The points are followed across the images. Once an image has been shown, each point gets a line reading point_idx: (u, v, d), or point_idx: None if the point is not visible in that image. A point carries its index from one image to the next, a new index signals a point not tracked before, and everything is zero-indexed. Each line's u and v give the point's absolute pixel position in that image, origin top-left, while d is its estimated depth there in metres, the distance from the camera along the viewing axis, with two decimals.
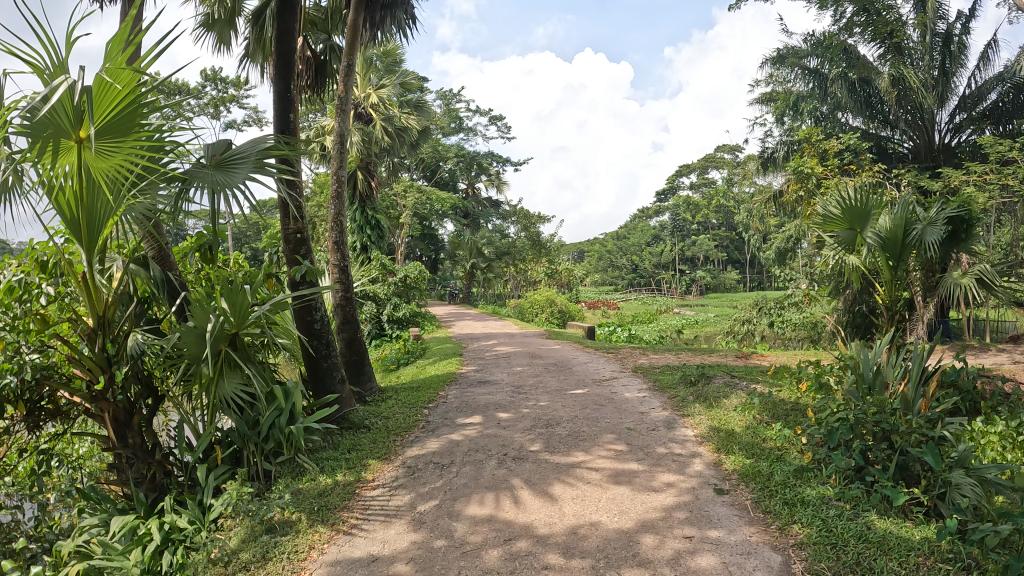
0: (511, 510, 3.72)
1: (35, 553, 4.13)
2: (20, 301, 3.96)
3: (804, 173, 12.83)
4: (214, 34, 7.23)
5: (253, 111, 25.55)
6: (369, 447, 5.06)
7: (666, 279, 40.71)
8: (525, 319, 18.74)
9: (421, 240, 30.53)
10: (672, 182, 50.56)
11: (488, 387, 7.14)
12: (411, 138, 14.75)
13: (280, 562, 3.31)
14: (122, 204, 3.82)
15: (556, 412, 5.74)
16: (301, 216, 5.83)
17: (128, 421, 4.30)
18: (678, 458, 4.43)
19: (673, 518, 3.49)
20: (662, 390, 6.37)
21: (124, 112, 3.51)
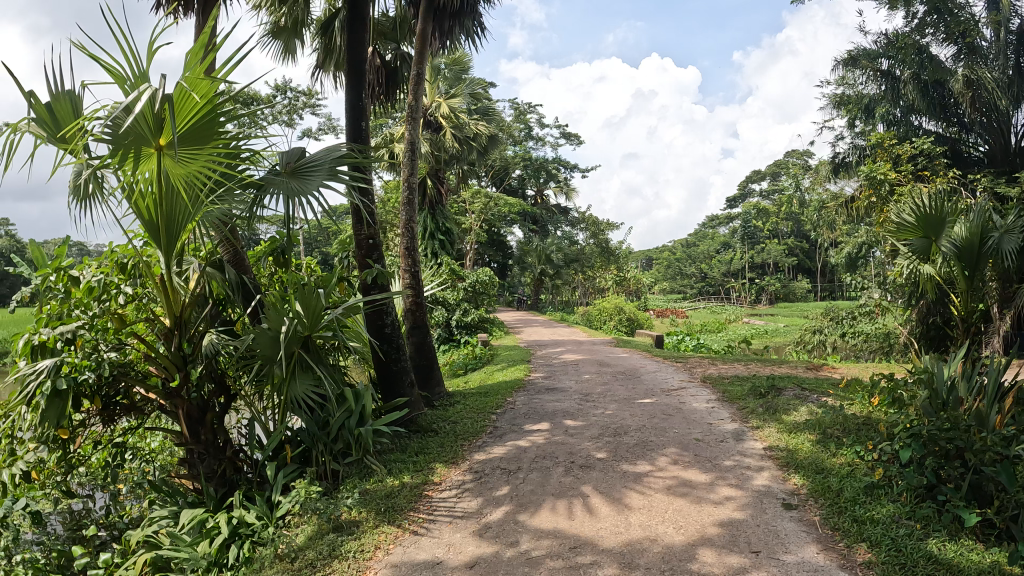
0: (576, 518, 3.70)
1: (103, 541, 4.33)
2: (99, 300, 4.24)
3: (877, 179, 12.39)
4: (288, 46, 7.47)
5: (327, 119, 26.22)
6: (436, 451, 5.11)
7: (735, 288, 39.95)
8: (592, 327, 18.66)
9: (489, 246, 30.81)
10: (742, 187, 49.56)
11: (555, 394, 7.13)
12: (479, 144, 14.90)
13: (346, 560, 3.37)
14: (198, 209, 3.97)
15: (624, 421, 5.69)
16: (373, 223, 5.96)
17: (202, 418, 4.44)
18: (747, 470, 4.33)
19: (741, 532, 3.41)
20: (731, 401, 6.24)
21: (202, 120, 3.65)
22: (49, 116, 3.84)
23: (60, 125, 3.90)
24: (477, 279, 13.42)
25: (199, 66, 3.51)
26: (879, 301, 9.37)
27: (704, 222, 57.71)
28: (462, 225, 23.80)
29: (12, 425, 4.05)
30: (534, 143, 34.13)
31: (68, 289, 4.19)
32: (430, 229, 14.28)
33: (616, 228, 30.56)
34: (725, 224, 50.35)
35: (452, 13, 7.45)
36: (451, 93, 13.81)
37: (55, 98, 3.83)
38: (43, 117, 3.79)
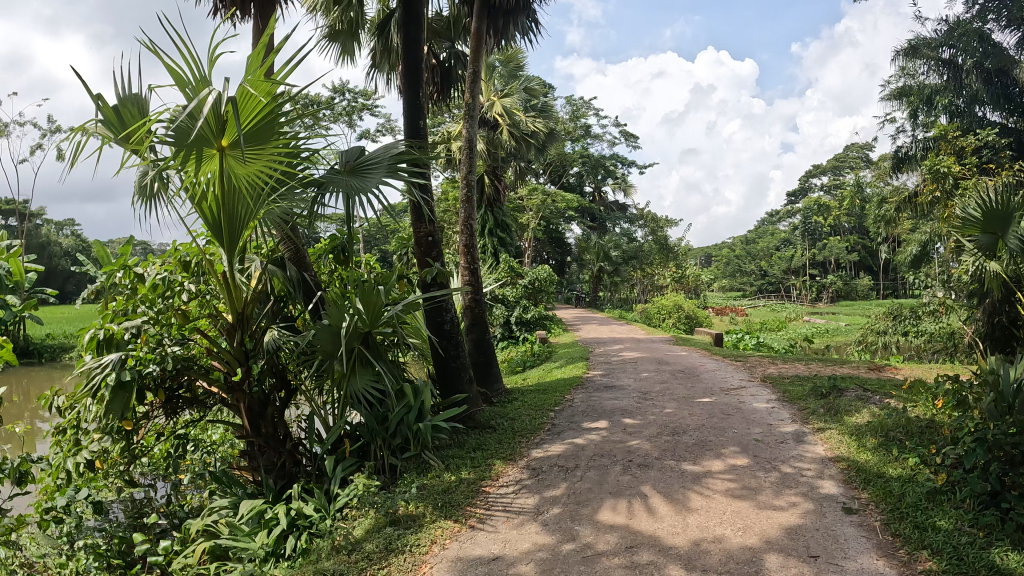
0: (633, 518, 3.67)
1: (164, 528, 4.48)
2: (164, 297, 4.43)
3: (940, 173, 11.93)
4: (344, 48, 7.59)
5: (387, 120, 26.61)
6: (494, 447, 5.13)
7: (797, 285, 39.06)
8: (651, 324, 18.48)
9: (547, 243, 30.78)
10: (802, 182, 48.39)
11: (613, 392, 7.09)
12: (537, 141, 14.89)
13: (404, 554, 3.41)
14: (260, 208, 4.07)
15: (683, 420, 5.62)
16: (432, 220, 6.03)
17: (262, 411, 4.53)
18: (807, 473, 4.23)
19: (801, 537, 3.34)
20: (792, 401, 6.11)
21: (265, 121, 3.74)
22: (116, 119, 4.01)
23: (127, 127, 4.06)
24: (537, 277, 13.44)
25: (260, 68, 3.60)
26: (944, 300, 9.02)
27: (764, 219, 56.51)
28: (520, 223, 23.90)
29: (78, 416, 4.23)
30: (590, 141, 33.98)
31: (134, 286, 4.34)
32: (490, 226, 14.32)
33: (674, 224, 30.21)
34: (785, 219, 49.22)
35: (506, 10, 7.47)
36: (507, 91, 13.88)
37: (122, 102, 3.98)
38: (111, 120, 3.94)
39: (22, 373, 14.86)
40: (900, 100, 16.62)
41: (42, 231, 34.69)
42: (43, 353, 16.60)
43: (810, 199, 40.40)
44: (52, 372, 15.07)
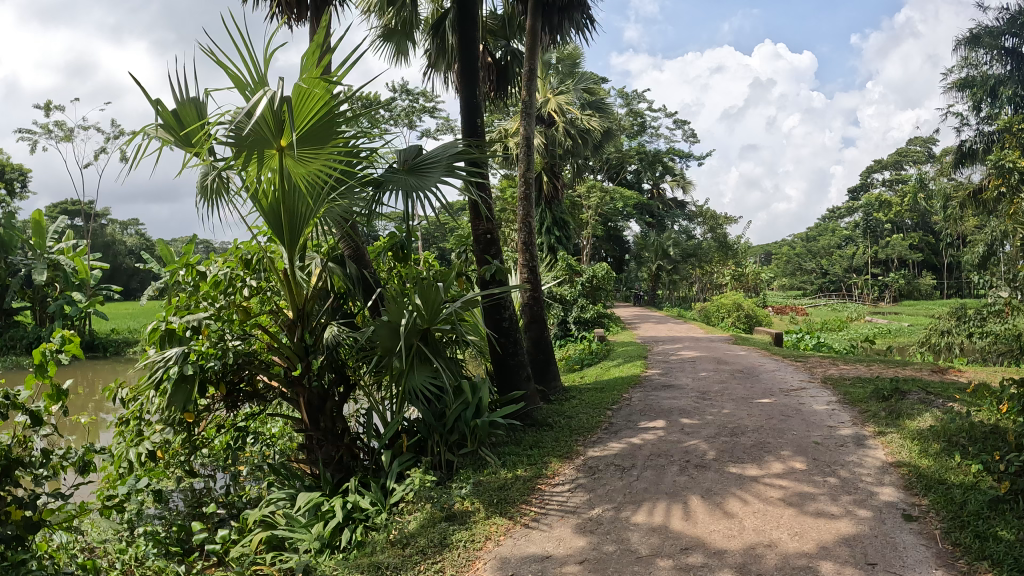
0: (687, 520, 3.63)
1: (222, 518, 4.59)
2: (225, 293, 4.61)
3: (1006, 168, 11.44)
4: (400, 48, 7.69)
5: (444, 120, 26.86)
6: (550, 445, 5.13)
7: (858, 284, 37.97)
8: (709, 323, 18.18)
9: (606, 240, 30.55)
10: (862, 177, 47.09)
11: (671, 391, 7.02)
12: (593, 139, 14.83)
13: (457, 550, 3.44)
14: (320, 207, 4.15)
15: (741, 421, 5.53)
16: (491, 218, 6.06)
17: (322, 407, 4.59)
18: (867, 478, 4.11)
19: (858, 543, 3.26)
20: (852, 403, 5.95)
21: (322, 120, 3.82)
22: (176, 120, 4.14)
23: (187, 128, 4.19)
24: (595, 275, 13.36)
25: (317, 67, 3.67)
26: (1013, 300, 8.67)
27: (824, 215, 55.08)
28: (577, 220, 23.80)
29: (141, 407, 4.43)
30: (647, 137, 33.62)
31: (196, 283, 4.53)
32: (548, 223, 14.26)
33: (732, 221, 29.67)
34: (846, 215, 47.87)
35: (561, 6, 7.47)
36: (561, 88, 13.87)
37: (180, 104, 4.11)
38: (170, 121, 4.08)
39: (91, 366, 15.42)
40: (963, 92, 16.08)
41: (111, 231, 36.03)
42: (109, 347, 17.17)
43: (871, 195, 39.26)
44: (119, 365, 15.60)
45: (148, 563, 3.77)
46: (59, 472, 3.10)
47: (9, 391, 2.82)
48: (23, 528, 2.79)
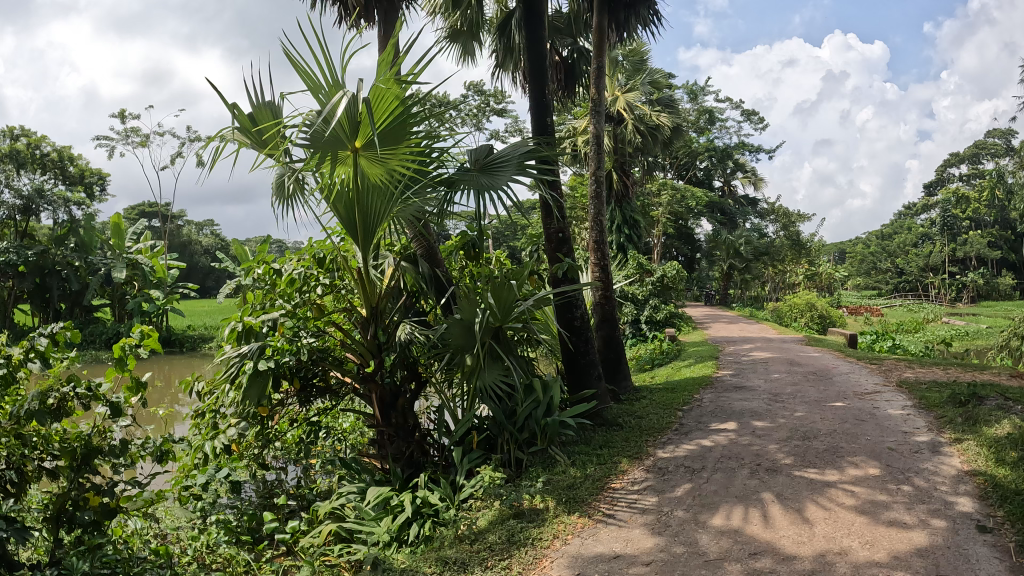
0: (755, 524, 3.56)
1: (292, 509, 4.71)
2: (301, 291, 4.82)
3: None
4: (467, 49, 7.79)
5: (512, 120, 26.93)
6: (620, 445, 5.10)
7: (935, 283, 36.46)
8: (781, 324, 17.71)
9: (678, 239, 30.08)
10: (938, 172, 45.26)
11: (743, 393, 6.88)
12: (663, 135, 14.65)
13: (526, 548, 3.46)
14: (393, 207, 4.29)
15: (814, 425, 5.39)
16: (563, 217, 6.09)
17: (393, 403, 4.74)
18: (942, 487, 3.95)
19: (930, 553, 3.14)
20: (928, 409, 5.74)
21: (395, 122, 3.98)
22: (250, 123, 4.42)
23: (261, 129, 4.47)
24: (665, 273, 13.16)
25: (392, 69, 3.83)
26: None
27: (898, 212, 53.14)
28: (649, 218, 23.51)
29: (216, 401, 4.65)
30: (717, 132, 32.94)
31: (273, 281, 4.82)
32: (618, 222, 14.15)
33: (803, 218, 28.81)
34: (921, 213, 46.05)
35: (626, 2, 7.45)
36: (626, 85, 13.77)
37: (256, 107, 4.39)
38: (245, 125, 4.36)
39: (168, 360, 16.04)
40: None
41: (188, 232, 37.39)
42: (185, 343, 17.81)
43: (947, 190, 37.64)
44: (195, 361, 16.16)
45: (218, 550, 3.83)
46: (136, 462, 3.23)
47: (92, 382, 2.97)
48: (101, 514, 2.93)
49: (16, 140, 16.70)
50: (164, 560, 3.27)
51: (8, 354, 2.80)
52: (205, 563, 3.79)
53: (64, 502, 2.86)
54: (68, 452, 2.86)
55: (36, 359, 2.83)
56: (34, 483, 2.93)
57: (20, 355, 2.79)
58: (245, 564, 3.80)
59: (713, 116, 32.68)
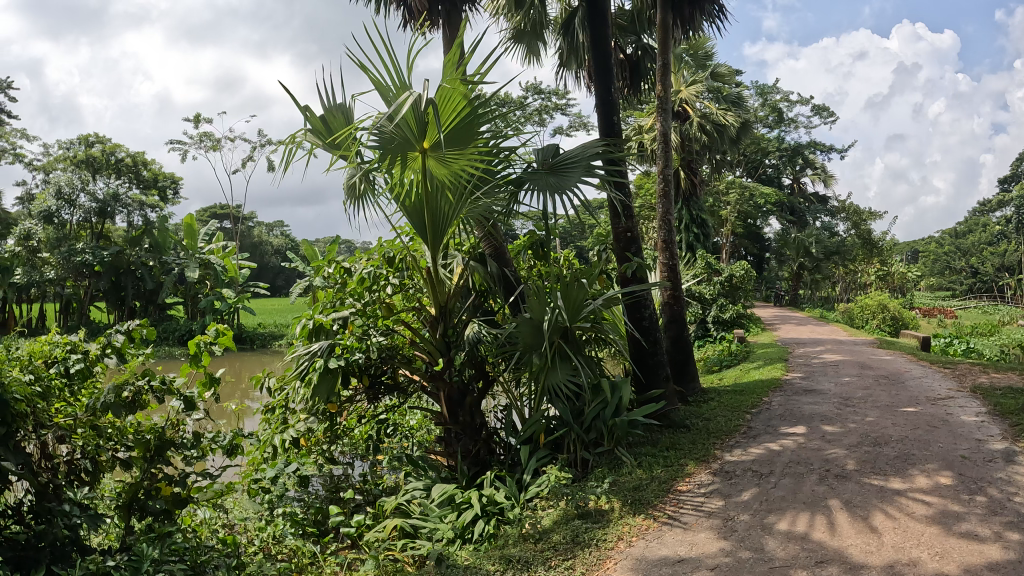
0: (822, 531, 3.48)
1: (358, 503, 4.78)
2: (371, 291, 5.05)
3: None
4: (531, 50, 7.81)
5: (577, 118, 26.81)
6: (687, 447, 5.05)
7: (1015, 285, 34.80)
8: (852, 326, 17.14)
9: (747, 238, 29.43)
10: (1017, 167, 43.21)
11: (812, 396, 6.72)
12: (731, 132, 14.39)
13: (590, 548, 3.46)
14: (463, 208, 4.46)
15: (885, 431, 5.23)
16: (631, 217, 6.09)
17: (462, 401, 4.78)
18: (1018, 498, 3.78)
19: (1004, 567, 3.01)
20: (1006, 416, 5.50)
21: (463, 124, 4.16)
22: (323, 126, 4.83)
23: (332, 130, 4.86)
24: (733, 273, 12.90)
25: (457, 70, 4.02)
26: None
27: (976, 209, 50.90)
28: (716, 217, 23.09)
29: (287, 397, 4.83)
30: (785, 128, 32.14)
31: (344, 280, 5.08)
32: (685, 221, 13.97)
33: (875, 217, 27.84)
34: (1000, 210, 44.06)
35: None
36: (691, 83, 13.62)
37: (327, 112, 4.79)
38: (317, 127, 4.77)
39: (241, 357, 16.56)
40: None
41: (258, 233, 38.53)
42: (256, 340, 18.33)
43: None
44: (266, 357, 16.65)
45: (284, 541, 3.98)
46: (207, 454, 3.35)
47: (165, 377, 3.10)
48: (171, 503, 3.06)
49: (93, 147, 17.47)
50: (230, 550, 3.38)
51: (86, 349, 2.93)
52: (271, 552, 3.92)
53: (136, 491, 2.98)
54: (141, 444, 2.99)
55: (112, 354, 2.97)
56: (109, 472, 3.04)
57: (97, 350, 2.93)
58: (310, 556, 3.91)
59: (781, 112, 31.90)
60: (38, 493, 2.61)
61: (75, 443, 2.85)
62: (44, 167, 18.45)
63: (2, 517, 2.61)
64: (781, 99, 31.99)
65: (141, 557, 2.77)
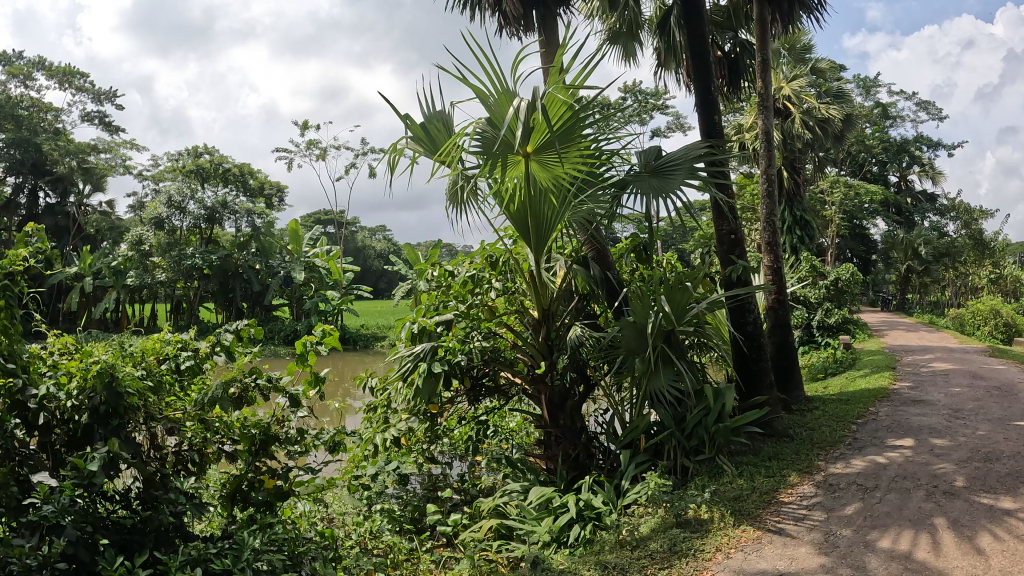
0: (927, 551, 3.29)
1: (455, 503, 4.92)
2: (474, 294, 5.13)
3: None
4: (627, 51, 7.73)
5: (674, 118, 26.48)
6: (791, 458, 4.88)
7: None
8: (962, 332, 16.16)
9: (851, 238, 28.18)
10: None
11: (922, 408, 6.35)
12: (836, 128, 13.82)
13: (687, 558, 3.39)
14: (566, 211, 4.49)
15: (1001, 446, 4.88)
16: (734, 218, 5.97)
17: (562, 404, 4.81)
18: None
19: None
20: None
21: (565, 127, 4.21)
22: (424, 134, 4.98)
23: (432, 138, 5.00)
24: (839, 277, 12.35)
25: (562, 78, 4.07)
26: None
27: None
28: (819, 218, 22.24)
29: (388, 397, 4.97)
30: (891, 124, 30.63)
31: (448, 284, 5.24)
32: (789, 222, 13.53)
33: (987, 215, 26.18)
34: None
35: None
36: (793, 80, 13.16)
37: (427, 119, 4.96)
38: (418, 134, 4.94)
39: (345, 356, 17.17)
40: None
41: (361, 237, 39.98)
42: (357, 340, 18.93)
43: None
44: (367, 356, 17.21)
45: (381, 537, 4.09)
46: (310, 449, 3.47)
47: (272, 375, 3.24)
48: (273, 495, 3.19)
49: (203, 157, 18.57)
50: (328, 542, 3.49)
51: (197, 347, 3.10)
52: (368, 547, 4.05)
53: (240, 483, 3.14)
54: (246, 438, 3.13)
55: (221, 352, 3.14)
56: (215, 462, 3.21)
57: (207, 348, 3.10)
58: (406, 551, 4.03)
59: (887, 107, 30.42)
60: (145, 481, 2.79)
61: (184, 435, 3.02)
62: (155, 176, 19.71)
63: (111, 501, 2.77)
64: (886, 92, 30.50)
65: (244, 545, 2.89)
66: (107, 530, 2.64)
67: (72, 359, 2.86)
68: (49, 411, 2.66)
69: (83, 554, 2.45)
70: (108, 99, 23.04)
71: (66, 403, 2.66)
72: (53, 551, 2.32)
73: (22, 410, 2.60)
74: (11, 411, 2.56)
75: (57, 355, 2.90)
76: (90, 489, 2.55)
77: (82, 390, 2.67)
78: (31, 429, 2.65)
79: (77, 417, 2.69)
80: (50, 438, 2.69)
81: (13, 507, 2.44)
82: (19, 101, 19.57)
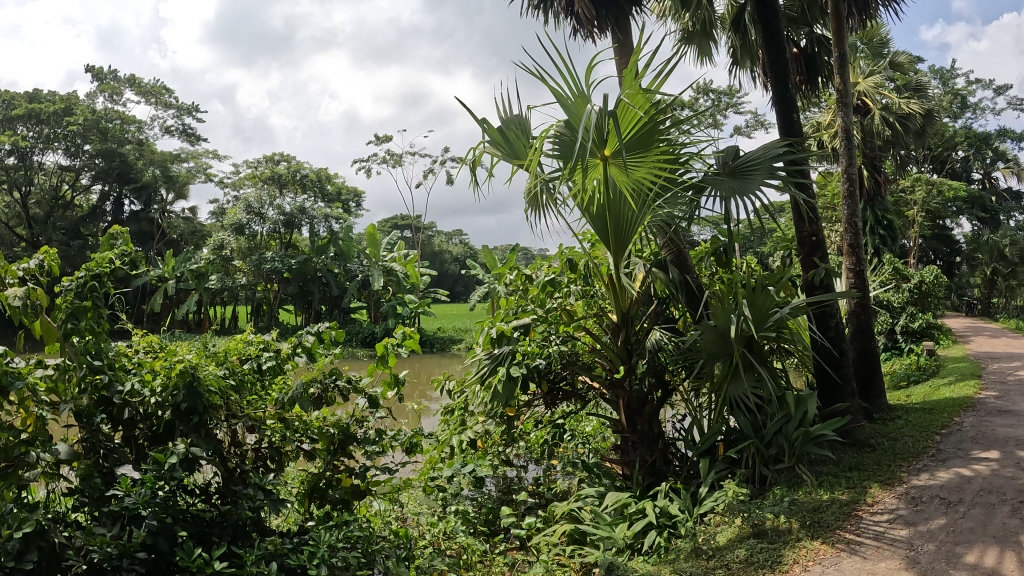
0: (1014, 568, 3.11)
1: (530, 505, 4.93)
2: (553, 297, 5.16)
3: None
4: (702, 50, 7.58)
5: (754, 117, 25.82)
6: (873, 469, 4.68)
7: None
8: None
9: (936, 239, 26.87)
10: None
11: (1013, 418, 5.97)
12: (917, 123, 13.19)
13: (764, 569, 3.31)
14: (646, 213, 4.44)
15: None
16: (815, 219, 5.76)
17: (640, 409, 4.79)
18: None
19: None
20: None
21: (644, 128, 4.19)
22: (502, 138, 5.02)
23: (509, 142, 5.03)
24: (923, 279, 11.79)
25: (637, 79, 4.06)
26: None
27: None
28: (902, 218, 21.27)
29: (466, 399, 5.03)
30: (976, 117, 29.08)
31: (526, 287, 5.28)
32: (869, 223, 12.99)
33: None
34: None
35: None
36: (869, 75, 12.67)
37: (505, 123, 4.99)
38: (496, 139, 4.99)
39: (420, 358, 17.45)
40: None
41: (434, 242, 40.60)
42: (434, 343, 19.22)
43: None
44: (442, 360, 17.43)
45: (455, 538, 4.12)
46: (387, 449, 3.52)
47: (351, 376, 3.29)
48: (350, 493, 3.29)
49: (280, 164, 19.24)
50: (402, 541, 3.55)
51: (279, 347, 3.19)
52: (442, 547, 4.10)
53: (318, 481, 3.26)
54: (324, 437, 3.22)
55: (302, 353, 3.20)
56: (294, 460, 3.32)
57: (288, 348, 3.18)
58: (479, 553, 4.05)
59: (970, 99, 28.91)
60: (225, 477, 2.93)
61: (263, 432, 3.16)
62: (235, 184, 20.58)
63: (191, 495, 2.89)
64: (968, 83, 29.00)
65: (319, 542, 2.97)
66: (186, 523, 2.77)
67: (155, 357, 3.01)
68: (134, 407, 2.80)
69: (161, 544, 2.57)
70: (188, 112, 24.13)
71: (150, 399, 2.79)
72: (133, 541, 2.45)
73: (108, 405, 2.74)
74: (98, 407, 2.71)
75: (141, 353, 3.06)
76: (170, 481, 2.67)
77: (166, 388, 2.81)
78: (116, 423, 2.78)
79: (160, 413, 2.82)
80: (133, 433, 2.83)
81: (96, 497, 2.58)
82: (105, 114, 20.60)
